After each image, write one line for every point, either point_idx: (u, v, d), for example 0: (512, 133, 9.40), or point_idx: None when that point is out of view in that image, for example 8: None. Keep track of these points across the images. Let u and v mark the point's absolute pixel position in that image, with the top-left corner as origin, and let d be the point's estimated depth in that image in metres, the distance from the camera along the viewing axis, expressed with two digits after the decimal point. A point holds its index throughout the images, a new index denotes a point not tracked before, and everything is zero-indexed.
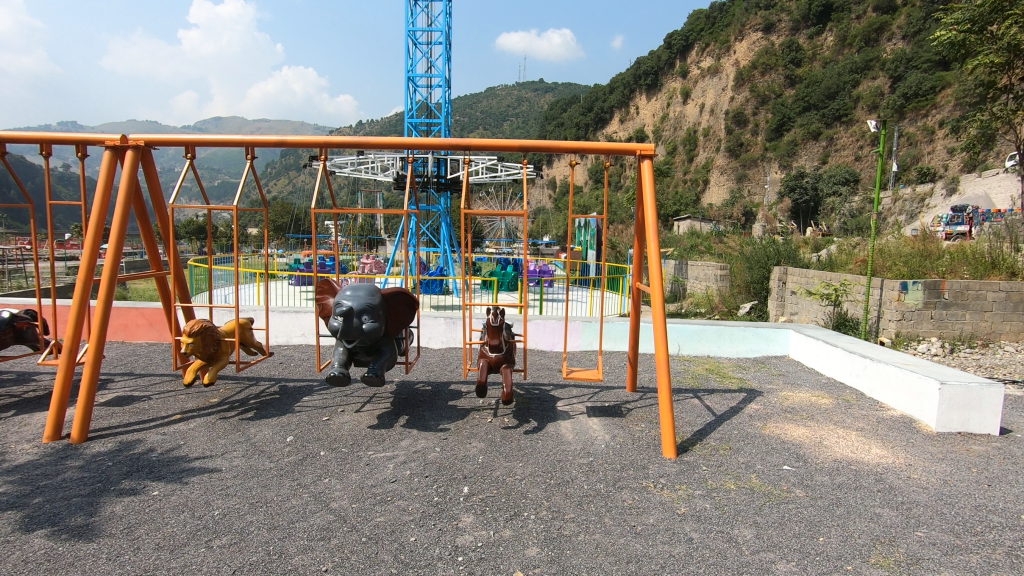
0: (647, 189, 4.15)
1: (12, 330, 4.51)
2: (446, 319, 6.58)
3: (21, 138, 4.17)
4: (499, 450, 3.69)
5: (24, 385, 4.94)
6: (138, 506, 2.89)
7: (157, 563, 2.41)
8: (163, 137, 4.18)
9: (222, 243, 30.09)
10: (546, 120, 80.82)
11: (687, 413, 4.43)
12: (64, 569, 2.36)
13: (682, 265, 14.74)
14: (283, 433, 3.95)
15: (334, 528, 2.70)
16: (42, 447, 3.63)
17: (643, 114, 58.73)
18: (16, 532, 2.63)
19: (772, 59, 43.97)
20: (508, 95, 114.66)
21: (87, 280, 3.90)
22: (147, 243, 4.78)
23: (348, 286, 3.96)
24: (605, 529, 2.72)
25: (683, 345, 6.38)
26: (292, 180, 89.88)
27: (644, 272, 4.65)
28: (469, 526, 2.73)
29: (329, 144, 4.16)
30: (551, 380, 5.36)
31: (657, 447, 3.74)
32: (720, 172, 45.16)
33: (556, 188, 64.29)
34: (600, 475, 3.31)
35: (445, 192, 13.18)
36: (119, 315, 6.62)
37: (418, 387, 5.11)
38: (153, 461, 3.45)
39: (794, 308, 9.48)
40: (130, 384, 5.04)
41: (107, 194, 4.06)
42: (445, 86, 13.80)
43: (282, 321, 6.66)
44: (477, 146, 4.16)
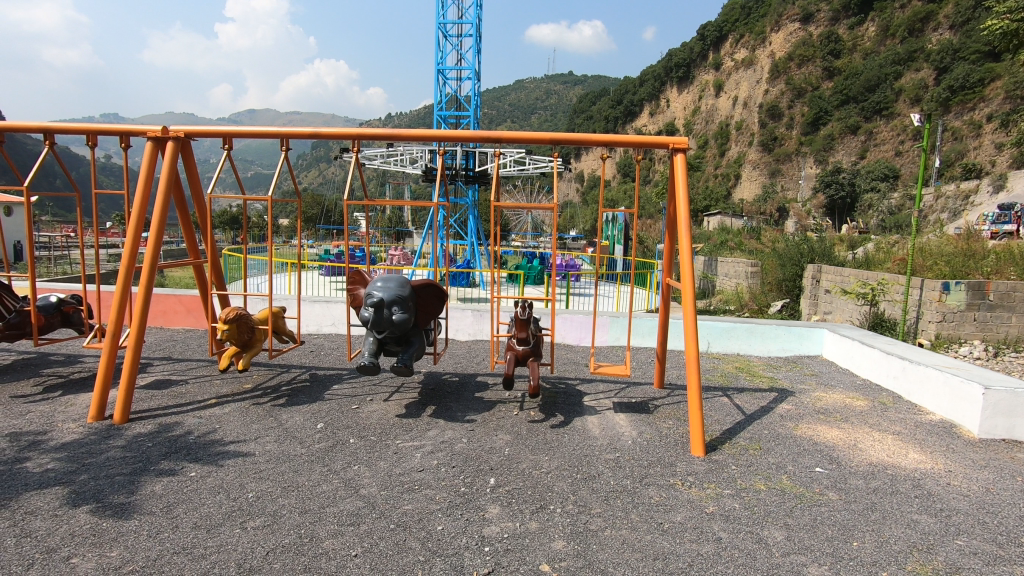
0: (680, 183, 4.09)
1: (60, 315, 4.73)
2: (473, 311, 6.60)
3: (67, 129, 4.30)
4: (525, 443, 3.70)
5: (70, 366, 5.17)
6: (177, 486, 2.99)
7: (195, 541, 2.49)
8: (202, 128, 4.27)
9: (255, 233, 30.85)
10: (575, 113, 80.33)
11: (717, 411, 4.37)
12: (109, 543, 2.46)
13: (712, 262, 14.51)
14: (314, 420, 4.03)
15: (363, 515, 2.75)
16: (87, 427, 3.79)
17: (674, 107, 57.90)
18: (65, 507, 2.75)
19: (809, 50, 42.59)
20: (537, 87, 114.12)
21: (129, 267, 4.02)
22: (186, 232, 4.90)
23: (378, 277, 4.00)
24: (633, 524, 2.71)
25: (713, 342, 6.28)
26: (325, 171, 91.69)
27: (674, 267, 4.57)
28: (496, 517, 2.75)
29: (361, 136, 4.19)
30: (578, 374, 5.36)
31: (685, 445, 3.71)
32: (753, 167, 44.17)
33: (584, 181, 63.95)
34: (627, 471, 3.29)
35: (473, 184, 13.22)
36: (159, 301, 6.84)
37: (445, 378, 5.16)
38: (191, 443, 3.57)
39: (828, 307, 9.23)
40: (169, 368, 5.23)
41: (149, 184, 4.18)
42: (475, 78, 13.82)
43: (313, 311, 6.78)
44: (508, 138, 4.13)
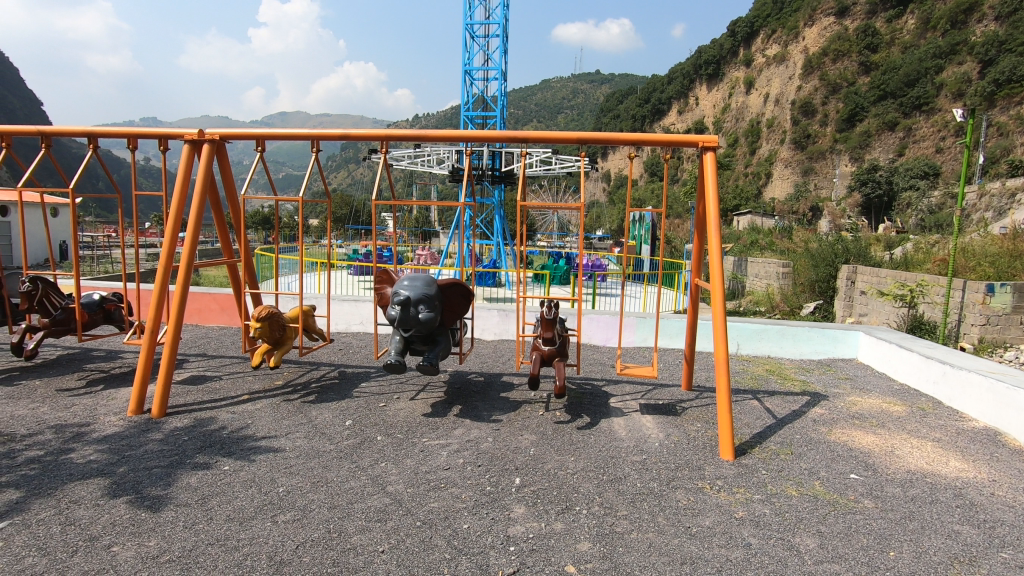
0: (710, 182, 4.02)
1: (103, 312, 4.86)
2: (499, 311, 6.62)
3: (109, 133, 4.45)
4: (551, 444, 3.69)
5: (111, 361, 5.37)
6: (211, 479, 3.08)
7: (229, 533, 2.56)
8: (236, 130, 4.38)
9: (286, 233, 31.56)
10: (602, 112, 79.86)
11: (747, 414, 4.29)
12: (147, 533, 2.55)
13: (741, 262, 14.24)
14: (342, 417, 4.09)
15: (390, 511, 2.78)
16: (127, 420, 3.93)
17: (703, 105, 57.11)
18: (105, 497, 2.86)
19: (845, 45, 41.27)
20: (564, 87, 113.80)
21: (167, 266, 4.14)
22: (220, 232, 5.03)
23: (405, 276, 4.05)
24: (659, 527, 2.68)
25: (743, 344, 6.16)
26: (353, 172, 93.17)
27: (703, 268, 4.50)
28: (522, 517, 2.75)
29: (389, 137, 4.23)
30: (604, 375, 5.32)
31: (714, 448, 3.65)
32: (785, 165, 43.21)
33: (611, 180, 63.55)
34: (653, 473, 3.26)
35: (500, 184, 13.26)
36: (194, 299, 7.04)
37: (471, 377, 5.19)
38: (224, 438, 3.66)
39: (864, 309, 8.97)
40: (204, 364, 5.39)
41: (185, 185, 4.31)
42: (501, 78, 13.84)
43: (342, 310, 6.90)
44: (534, 138, 4.13)
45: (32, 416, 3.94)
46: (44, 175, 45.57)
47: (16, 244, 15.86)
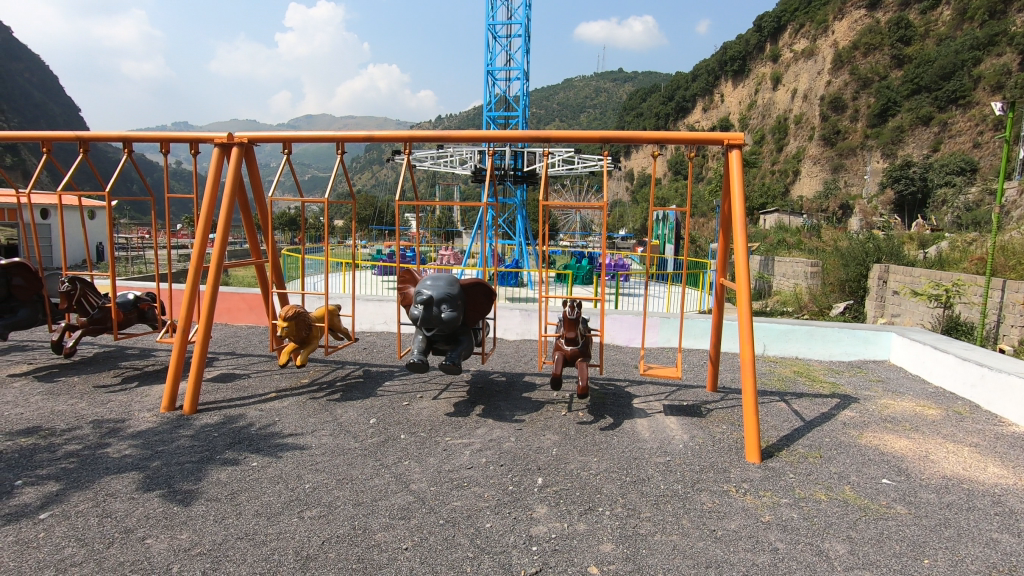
0: (736, 181, 3.95)
1: (137, 311, 5.04)
2: (522, 311, 6.63)
3: (143, 137, 4.58)
4: (573, 444, 3.68)
5: (145, 359, 5.54)
6: (240, 475, 3.15)
7: (257, 528, 2.61)
8: (264, 134, 4.46)
9: (312, 233, 32.08)
10: (625, 111, 79.27)
11: (774, 416, 4.21)
12: (179, 526, 2.62)
13: (768, 261, 13.97)
14: (366, 416, 4.14)
15: (413, 509, 2.81)
16: (159, 417, 4.04)
17: (729, 102, 56.28)
18: (139, 491, 2.95)
19: (876, 38, 40.11)
20: (587, 86, 113.30)
21: (197, 267, 4.24)
22: (249, 233, 5.13)
23: (428, 276, 4.08)
24: (684, 530, 2.65)
25: (770, 345, 6.05)
26: (377, 172, 94.31)
27: (728, 267, 4.43)
28: (544, 517, 2.75)
29: (413, 138, 4.26)
30: (627, 376, 5.27)
31: (740, 451, 3.59)
32: (814, 162, 42.29)
33: (635, 179, 63.01)
34: (678, 476, 3.22)
35: (522, 184, 13.27)
36: (224, 299, 7.21)
37: (493, 377, 5.20)
38: (253, 434, 3.75)
39: (896, 309, 8.73)
40: (233, 362, 5.51)
41: (215, 188, 4.41)
42: (523, 78, 13.85)
43: (366, 309, 6.98)
44: (556, 137, 4.12)
45: (70, 411, 4.08)
46: (81, 179, 47.22)
47: (55, 246, 16.45)
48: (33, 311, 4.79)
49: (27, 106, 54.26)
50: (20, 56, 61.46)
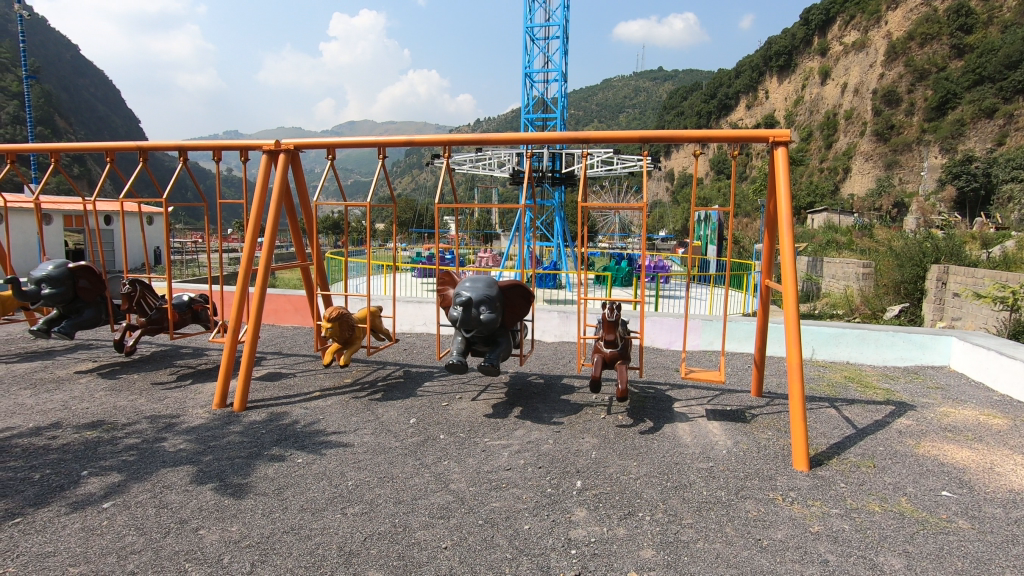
0: (782, 179, 3.82)
1: (191, 312, 5.27)
2: (560, 313, 6.60)
3: (197, 146, 4.79)
4: (612, 448, 3.63)
5: (198, 358, 5.79)
6: (286, 471, 3.26)
7: (302, 523, 2.69)
8: (309, 140, 4.59)
9: (354, 237, 32.83)
10: (665, 110, 78.01)
11: (823, 423, 4.05)
12: (229, 519, 2.73)
13: (816, 262, 13.49)
14: (407, 415, 4.20)
15: (453, 509, 2.83)
16: (212, 413, 4.22)
17: (774, 98, 54.61)
18: (193, 484, 3.08)
19: (934, 27, 37.96)
20: (626, 85, 112.11)
21: (247, 270, 4.41)
22: (295, 237, 5.29)
23: (467, 278, 4.12)
24: (728, 538, 2.58)
25: (818, 349, 5.83)
26: (417, 176, 96.02)
27: (774, 268, 4.29)
28: (583, 521, 2.73)
29: (452, 142, 4.29)
30: (668, 380, 5.18)
31: (787, 458, 3.46)
32: (866, 159, 40.56)
33: (675, 179, 61.86)
34: (721, 482, 3.14)
35: (560, 186, 13.22)
36: (271, 301, 7.46)
37: (532, 379, 5.19)
38: (298, 432, 3.86)
39: (957, 312, 8.30)
40: (280, 361, 5.70)
41: (264, 193, 4.57)
42: (562, 79, 13.80)
43: (407, 311, 7.10)
44: (595, 138, 4.08)
45: (131, 406, 4.31)
46: (141, 187, 49.79)
47: (117, 250, 17.38)
48: (97, 312, 5.08)
49: (92, 119, 57.63)
50: (86, 72, 65.35)
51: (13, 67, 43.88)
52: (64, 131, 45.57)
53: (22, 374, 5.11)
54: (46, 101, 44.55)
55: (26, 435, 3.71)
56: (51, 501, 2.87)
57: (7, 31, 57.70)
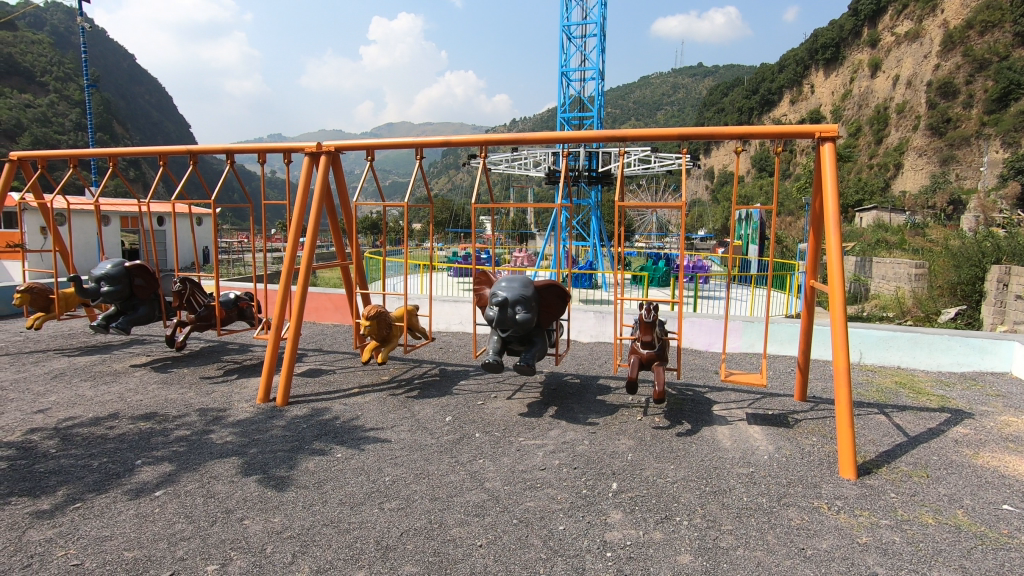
0: (829, 177, 3.68)
1: (237, 309, 5.46)
2: (596, 313, 6.55)
3: (243, 149, 4.96)
4: (649, 450, 3.58)
5: (244, 354, 5.99)
6: (326, 465, 3.34)
7: (341, 516, 2.75)
8: (349, 142, 4.69)
9: (392, 236, 33.39)
10: (704, 107, 76.40)
11: (872, 430, 3.88)
12: (272, 510, 2.82)
13: (865, 262, 12.96)
14: (442, 413, 4.25)
15: (488, 507, 2.85)
16: (256, 407, 4.36)
17: (821, 93, 52.78)
18: (239, 475, 3.19)
19: (995, 14, 35.88)
20: (665, 82, 110.35)
21: (289, 269, 4.54)
22: (335, 237, 5.41)
23: (503, 278, 4.13)
24: (769, 547, 2.51)
25: (867, 352, 5.61)
26: (454, 177, 97.22)
27: (819, 268, 4.14)
28: (619, 523, 2.70)
29: (488, 142, 4.31)
30: (706, 382, 5.06)
31: (833, 465, 3.34)
32: (919, 154, 38.69)
33: (715, 177, 60.50)
34: (762, 488, 3.05)
35: (597, 185, 13.12)
36: (313, 299, 7.67)
37: (567, 379, 5.17)
38: (338, 427, 3.95)
39: (1020, 316, 7.83)
40: (320, 358, 5.84)
41: (306, 194, 4.70)
42: (599, 77, 13.68)
43: (443, 310, 7.18)
44: (633, 136, 4.02)
45: (181, 400, 4.50)
46: (191, 189, 51.93)
47: (169, 250, 18.16)
48: (151, 309, 5.32)
49: (146, 124, 60.42)
50: (142, 81, 68.64)
51: (75, 77, 46.42)
52: (121, 136, 47.93)
53: (82, 367, 5.41)
54: (105, 108, 46.97)
55: (86, 425, 3.93)
56: (108, 487, 3.03)
57: (70, 43, 61.12)
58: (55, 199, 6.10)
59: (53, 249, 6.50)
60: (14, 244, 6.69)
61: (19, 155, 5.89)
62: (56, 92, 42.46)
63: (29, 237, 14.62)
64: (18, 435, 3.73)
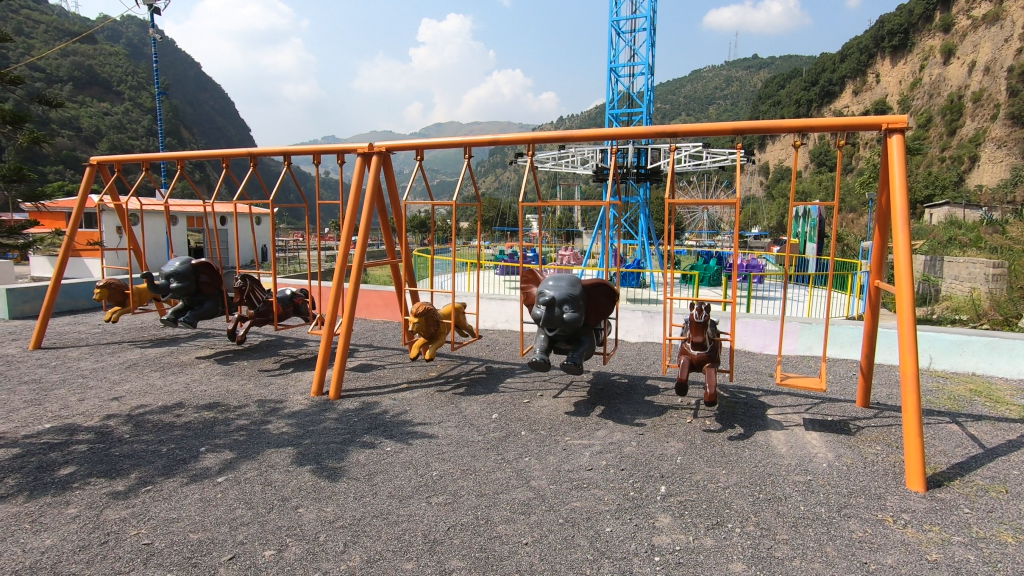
0: (897, 170, 3.47)
1: (293, 305, 5.69)
2: (644, 312, 6.44)
3: (299, 151, 5.13)
4: (699, 454, 3.49)
5: (299, 348, 6.22)
6: (376, 458, 3.42)
7: (390, 509, 2.82)
8: (399, 142, 4.77)
9: (440, 236, 33.86)
10: (759, 100, 73.72)
11: (943, 440, 3.65)
12: (324, 499, 2.91)
13: (935, 262, 12.19)
14: (489, 410, 4.28)
15: (534, 505, 2.85)
16: (310, 400, 4.52)
17: (887, 82, 49.97)
18: (294, 465, 3.31)
19: None
20: (717, 75, 107.13)
21: (342, 267, 4.66)
22: (386, 236, 5.53)
23: (550, 277, 4.11)
24: (828, 559, 2.40)
25: (938, 357, 5.27)
26: (500, 176, 97.71)
27: (885, 267, 3.91)
28: (668, 528, 2.64)
29: (536, 140, 4.29)
30: (760, 385, 4.89)
31: (899, 476, 3.16)
32: (998, 146, 35.96)
33: (771, 172, 58.23)
34: (820, 498, 2.91)
35: (645, 182, 12.88)
36: (364, 296, 7.88)
37: (615, 379, 5.10)
38: (387, 421, 4.05)
39: None
40: (371, 354, 5.99)
41: (358, 194, 4.81)
42: (648, 73, 13.40)
43: (490, 308, 7.22)
44: (684, 132, 3.90)
45: (241, 391, 4.71)
46: (251, 190, 54.40)
47: (230, 248, 19.07)
48: (215, 304, 5.57)
49: (210, 128, 63.74)
50: (208, 88, 72.40)
51: (147, 85, 49.48)
52: (188, 141, 50.75)
53: (153, 358, 5.76)
54: (174, 115, 49.78)
55: (156, 412, 4.18)
56: (176, 472, 3.21)
57: (143, 53, 65.22)
58: (130, 199, 6.49)
59: (128, 248, 6.93)
60: (94, 243, 7.19)
61: (100, 159, 6.31)
62: (130, 100, 45.42)
63: (106, 236, 15.70)
64: (96, 420, 4.01)
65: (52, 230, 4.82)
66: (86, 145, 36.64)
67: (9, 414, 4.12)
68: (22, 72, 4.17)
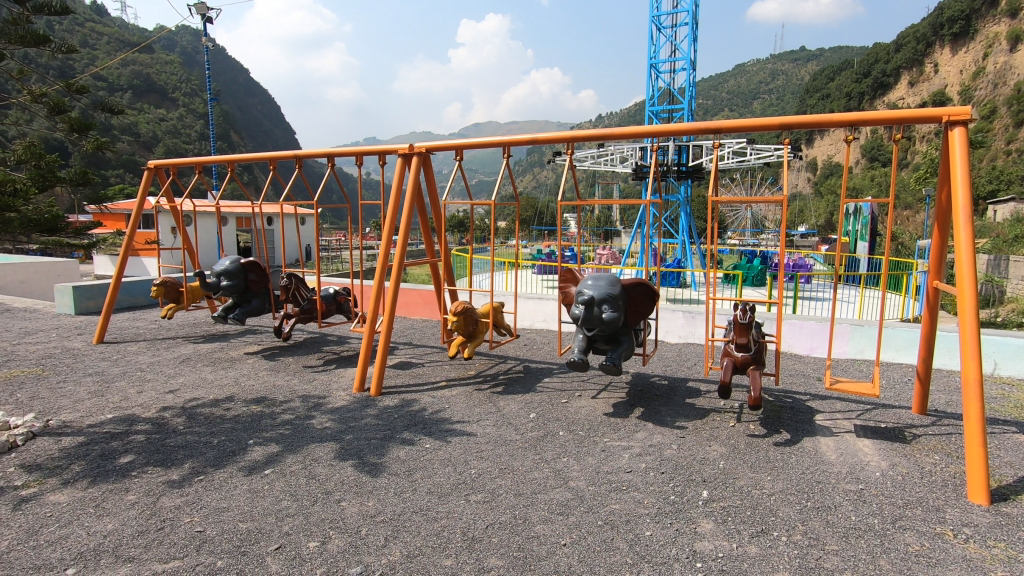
0: (960, 163, 3.27)
1: (336, 304, 5.82)
2: (685, 313, 6.32)
3: (342, 152, 5.25)
4: (743, 459, 3.39)
5: (341, 345, 6.37)
6: (416, 454, 3.47)
7: (429, 505, 2.85)
8: (439, 143, 4.82)
9: (478, 235, 34.10)
10: (807, 95, 71.18)
11: (1009, 450, 3.44)
12: (365, 493, 2.98)
13: (999, 262, 11.54)
14: (527, 410, 4.28)
15: (572, 506, 2.83)
16: (351, 396, 4.62)
17: (946, 72, 47.40)
18: (336, 459, 3.39)
19: None
20: (762, 69, 103.97)
21: (382, 266, 4.74)
22: (426, 236, 5.60)
23: (589, 276, 4.07)
24: (881, 573, 2.29)
25: (1002, 363, 4.96)
26: (538, 176, 97.65)
27: (945, 266, 3.70)
28: (710, 534, 2.58)
29: (575, 138, 4.25)
30: (808, 389, 4.72)
31: (960, 488, 2.99)
32: None
33: (820, 168, 56.09)
34: (873, 508, 2.79)
35: (685, 180, 12.62)
36: (404, 294, 8.00)
37: (654, 380, 5.02)
38: (426, 419, 4.10)
39: None
40: (411, 352, 6.08)
41: (398, 195, 4.89)
42: (689, 68, 13.11)
43: (528, 307, 7.23)
44: (728, 127, 3.80)
45: (287, 386, 4.86)
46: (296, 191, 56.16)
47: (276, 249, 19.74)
48: (262, 301, 5.79)
49: (258, 132, 66.14)
50: (256, 93, 75.19)
51: (200, 93, 51.75)
52: (238, 145, 52.86)
53: (206, 353, 6.01)
54: (225, 120, 51.89)
55: (208, 405, 4.36)
56: (226, 463, 3.34)
57: (197, 62, 68.30)
58: (184, 200, 6.79)
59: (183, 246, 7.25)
60: (151, 243, 7.54)
61: (157, 163, 6.62)
62: (185, 107, 47.67)
63: (162, 237, 16.51)
64: (153, 412, 4.22)
65: (114, 230, 5.08)
66: (145, 151, 38.64)
67: (75, 405, 4.37)
68: (86, 81, 4.40)
